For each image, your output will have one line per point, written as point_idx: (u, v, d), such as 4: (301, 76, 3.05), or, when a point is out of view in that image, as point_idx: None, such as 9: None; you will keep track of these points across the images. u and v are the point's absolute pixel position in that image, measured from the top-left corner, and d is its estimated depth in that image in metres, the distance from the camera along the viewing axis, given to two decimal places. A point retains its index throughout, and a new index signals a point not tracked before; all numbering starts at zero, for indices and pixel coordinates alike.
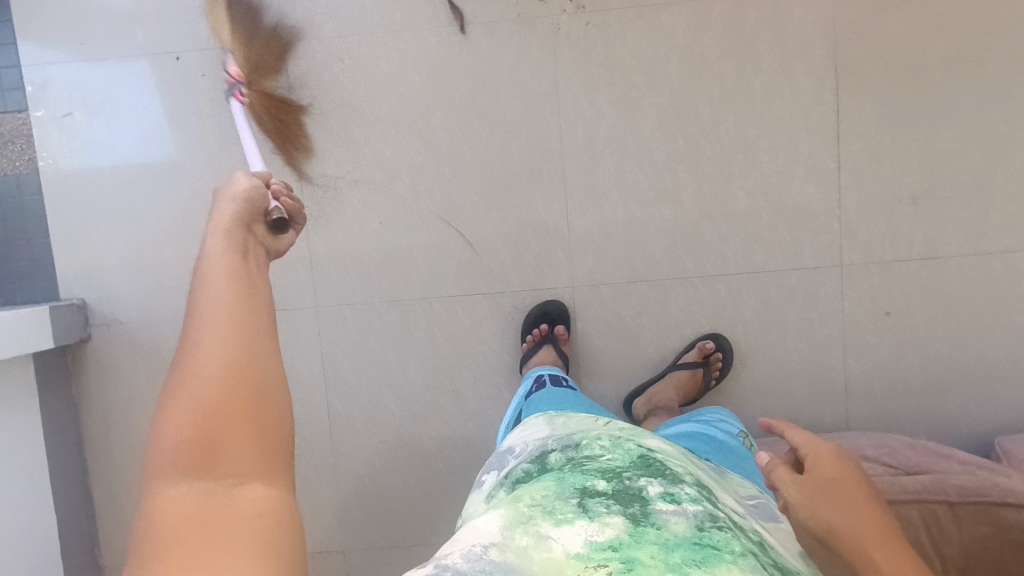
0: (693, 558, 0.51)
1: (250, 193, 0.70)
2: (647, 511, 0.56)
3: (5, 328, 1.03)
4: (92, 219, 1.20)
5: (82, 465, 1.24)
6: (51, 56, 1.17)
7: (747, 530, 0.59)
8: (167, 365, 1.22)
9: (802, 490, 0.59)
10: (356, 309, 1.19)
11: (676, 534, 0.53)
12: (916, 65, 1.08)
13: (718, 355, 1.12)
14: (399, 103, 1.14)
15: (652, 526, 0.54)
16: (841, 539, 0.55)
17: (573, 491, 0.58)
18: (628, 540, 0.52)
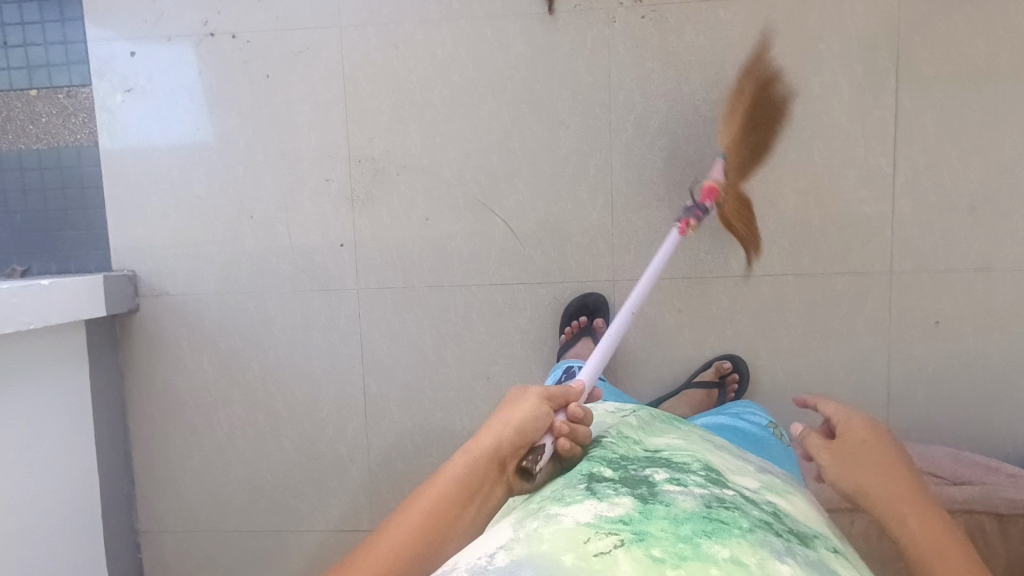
0: (705, 529, 0.47)
1: (531, 423, 0.64)
2: (655, 491, 0.52)
3: (62, 294, 1.06)
4: (146, 193, 1.23)
5: (125, 431, 1.28)
6: (114, 31, 1.19)
7: (764, 506, 0.54)
8: (210, 337, 1.25)
9: (835, 456, 0.65)
10: (398, 293, 1.21)
11: (684, 508, 0.49)
12: (982, 70, 1.06)
13: (735, 376, 1.12)
14: (451, 90, 1.15)
15: (660, 503, 0.50)
16: (872, 499, 0.60)
17: (583, 482, 0.56)
18: (638, 515, 0.48)
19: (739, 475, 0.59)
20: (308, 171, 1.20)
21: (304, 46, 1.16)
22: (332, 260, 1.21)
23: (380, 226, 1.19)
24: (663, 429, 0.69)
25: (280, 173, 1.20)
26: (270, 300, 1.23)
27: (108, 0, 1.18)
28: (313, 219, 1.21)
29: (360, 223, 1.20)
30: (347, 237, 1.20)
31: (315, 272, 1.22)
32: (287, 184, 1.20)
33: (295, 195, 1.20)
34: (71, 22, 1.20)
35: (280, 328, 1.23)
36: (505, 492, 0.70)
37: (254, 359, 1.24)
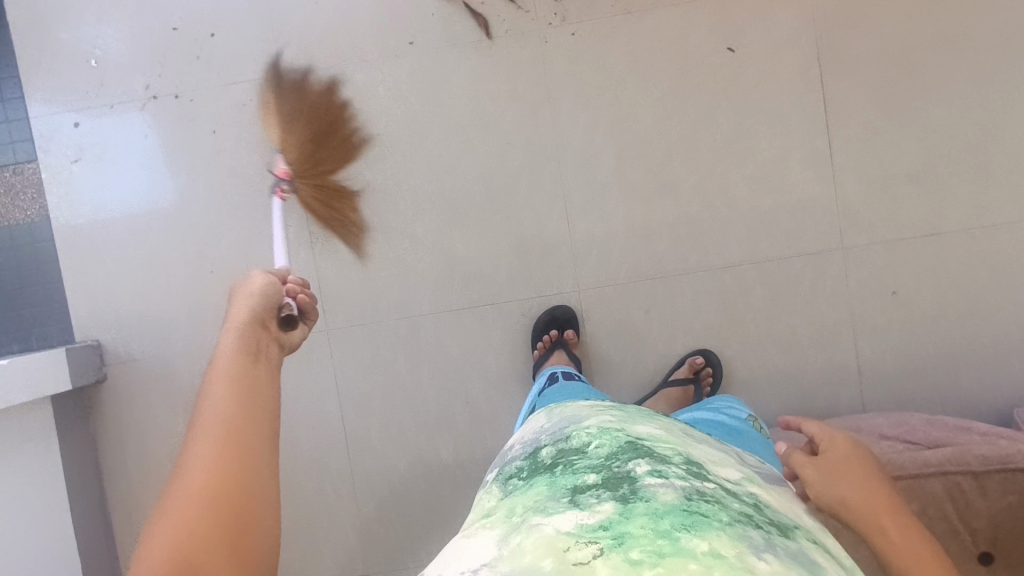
0: (685, 525, 0.45)
1: (265, 287, 0.77)
2: (636, 488, 0.50)
3: (19, 371, 1.04)
4: (103, 259, 1.22)
5: (104, 503, 1.24)
6: (58, 105, 1.20)
7: (744, 496, 0.54)
8: (182, 395, 1.23)
9: (817, 471, 0.61)
10: (367, 327, 1.20)
11: (666, 504, 0.48)
12: (900, 47, 1.09)
13: (708, 370, 1.13)
14: (398, 123, 1.17)
15: (641, 501, 0.48)
16: (855, 515, 0.57)
17: (562, 486, 0.53)
18: (618, 517, 0.46)
19: (718, 467, 0.59)
20: (265, 218, 1.20)
21: (247, 98, 1.18)
22: None
23: (342, 263, 1.20)
24: (641, 420, 0.68)
25: (237, 223, 1.21)
26: None
27: (48, 75, 1.20)
28: (274, 264, 1.20)
29: (322, 263, 1.20)
30: (310, 278, 1.20)
31: None
32: (246, 233, 1.21)
33: (253, 243, 1.20)
34: (12, 99, 1.21)
35: None
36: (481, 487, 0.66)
37: None
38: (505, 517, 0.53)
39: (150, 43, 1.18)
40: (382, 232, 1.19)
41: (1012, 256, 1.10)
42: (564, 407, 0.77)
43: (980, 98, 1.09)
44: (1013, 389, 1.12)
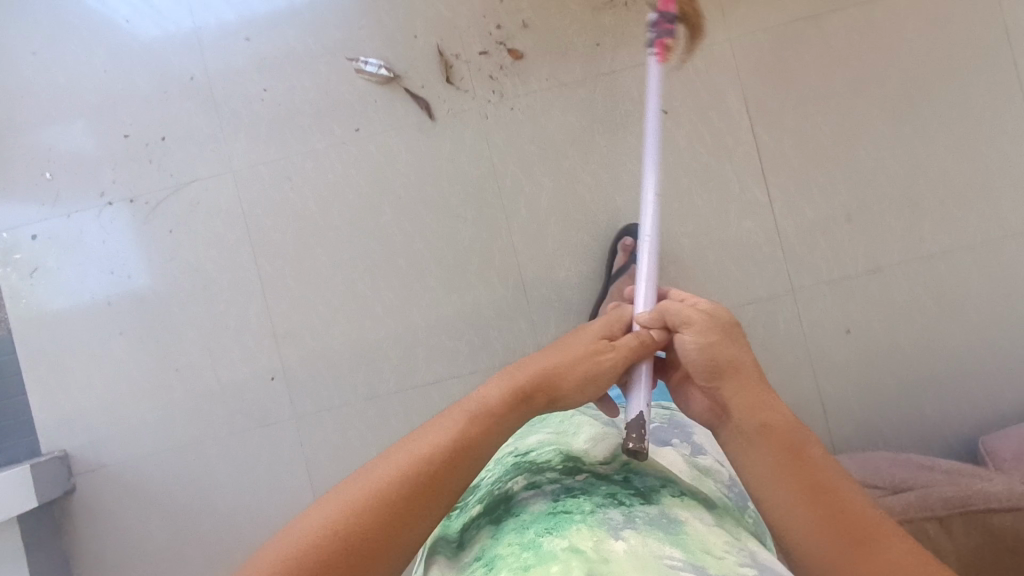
0: (549, 526, 0.55)
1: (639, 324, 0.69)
2: (514, 507, 0.60)
3: None
4: (66, 367, 1.21)
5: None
6: (12, 219, 1.21)
7: (616, 475, 0.64)
8: (153, 499, 1.21)
9: (722, 345, 0.65)
10: (334, 412, 1.20)
11: (534, 513, 0.57)
12: (821, 95, 1.15)
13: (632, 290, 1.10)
14: (348, 208, 1.19)
15: (514, 519, 0.58)
16: (764, 400, 0.63)
17: (461, 533, 0.63)
18: (492, 543, 0.56)
19: (590, 448, 0.69)
20: (224, 312, 1.20)
21: (199, 199, 1.20)
22: (263, 393, 1.20)
23: (304, 350, 1.20)
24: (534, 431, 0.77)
25: (196, 320, 1.20)
26: (208, 447, 1.21)
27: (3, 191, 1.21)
28: (235, 358, 1.20)
29: (284, 352, 1.20)
30: (274, 367, 1.20)
31: (248, 409, 1.20)
32: (205, 329, 1.20)
33: (214, 337, 1.20)
34: None
35: (223, 474, 1.20)
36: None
37: (202, 511, 1.21)
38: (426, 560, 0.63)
39: (103, 153, 1.20)
40: (341, 316, 1.20)
41: (957, 283, 1.12)
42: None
43: (901, 135, 1.13)
44: (976, 413, 1.13)
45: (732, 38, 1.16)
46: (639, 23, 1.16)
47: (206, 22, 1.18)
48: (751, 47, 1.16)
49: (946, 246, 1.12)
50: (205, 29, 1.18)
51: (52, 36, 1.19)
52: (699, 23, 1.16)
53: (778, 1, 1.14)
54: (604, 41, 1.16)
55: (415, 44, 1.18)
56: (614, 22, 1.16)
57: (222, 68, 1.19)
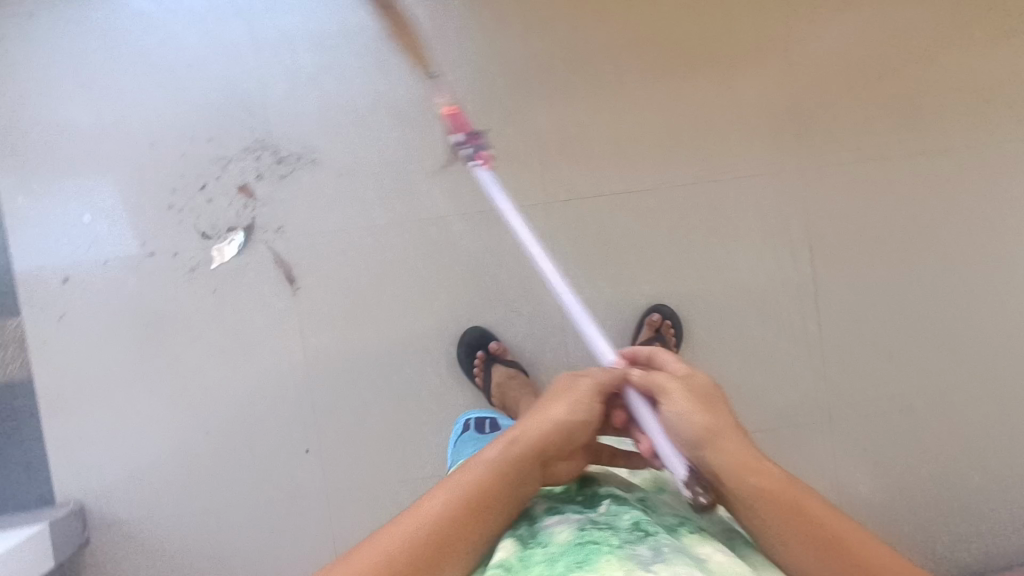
0: (577, 562, 0.52)
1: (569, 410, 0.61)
2: (531, 532, 0.59)
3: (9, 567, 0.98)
4: (92, 418, 1.17)
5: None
6: (48, 256, 1.15)
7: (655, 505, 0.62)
8: (172, 561, 1.18)
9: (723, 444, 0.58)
10: (367, 491, 1.19)
11: (562, 542, 0.55)
12: (880, 236, 1.19)
13: (667, 322, 1.15)
14: (403, 289, 1.18)
15: (537, 545, 0.56)
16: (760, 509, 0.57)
17: None
18: (518, 560, 0.55)
19: (611, 481, 0.66)
20: (264, 382, 1.18)
21: (248, 262, 1.16)
22: (295, 466, 1.18)
23: (342, 427, 1.18)
24: None
25: (235, 385, 1.17)
26: (233, 516, 1.18)
27: (37, 226, 1.15)
28: (272, 429, 1.18)
29: (322, 427, 1.18)
30: (310, 441, 1.18)
31: (278, 480, 1.18)
32: (242, 394, 1.17)
33: (252, 403, 1.18)
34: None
35: (248, 544, 1.18)
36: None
37: None
38: None
39: (148, 204, 1.16)
40: (385, 399, 1.18)
41: (976, 429, 1.20)
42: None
43: (948, 285, 1.20)
44: (979, 552, 1.21)
45: (803, 166, 1.18)
46: (716, 140, 1.17)
47: (274, 80, 1.15)
48: (823, 179, 1.18)
49: (971, 391, 1.20)
50: (272, 87, 1.15)
51: (105, 76, 1.15)
52: (774, 148, 1.17)
53: (850, 141, 1.18)
54: (680, 156, 1.17)
55: (492, 134, 1.17)
56: (689, 136, 1.17)
57: (285, 132, 1.16)
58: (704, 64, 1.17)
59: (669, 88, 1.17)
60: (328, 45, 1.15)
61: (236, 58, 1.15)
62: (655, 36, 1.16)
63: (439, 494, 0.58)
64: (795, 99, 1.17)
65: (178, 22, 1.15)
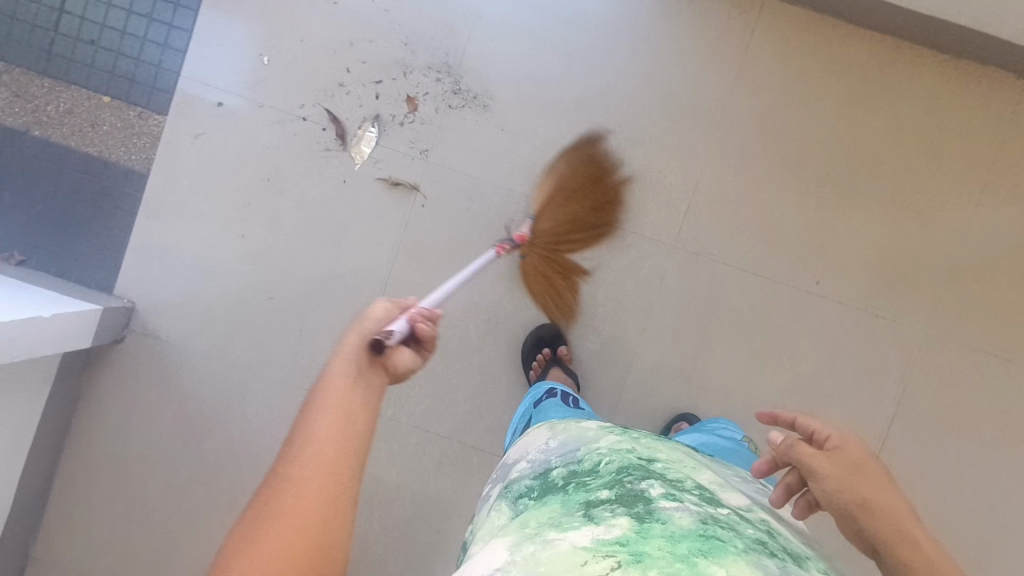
0: (702, 548, 0.54)
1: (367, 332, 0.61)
2: (651, 509, 0.59)
3: (55, 329, 1.00)
4: (178, 234, 1.19)
5: (52, 464, 1.19)
6: (212, 74, 1.18)
7: (760, 523, 0.63)
8: (183, 394, 1.21)
9: (836, 465, 0.63)
10: (383, 420, 1.20)
11: (682, 526, 0.56)
12: (966, 428, 1.16)
13: (694, 434, 1.12)
14: (505, 258, 1.19)
15: (657, 521, 0.57)
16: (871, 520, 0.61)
17: (579, 506, 0.62)
18: (633, 536, 0.55)
19: (718, 487, 0.69)
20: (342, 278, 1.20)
21: (382, 167, 1.19)
22: (332, 365, 1.20)
23: None
24: (638, 434, 0.82)
25: (316, 268, 1.20)
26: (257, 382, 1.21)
27: (217, 46, 1.18)
28: (328, 322, 1.20)
29: None
30: None
31: (311, 370, 1.20)
32: (318, 281, 1.20)
33: (322, 292, 1.20)
34: (175, 48, 1.19)
35: (257, 414, 1.21)
36: (491, 554, 0.57)
37: (220, 429, 1.21)
38: (525, 526, 0.62)
39: (323, 73, 1.18)
40: (441, 345, 1.20)
41: None
42: (523, 443, 0.86)
43: (1008, 506, 1.16)
44: None
45: (927, 327, 1.16)
46: (859, 263, 1.16)
47: (487, 18, 1.17)
48: (940, 347, 1.15)
49: None
50: (483, 23, 1.17)
51: None
52: (908, 296, 1.15)
53: (982, 328, 1.16)
54: (817, 263, 1.16)
55: (657, 158, 1.16)
56: (835, 247, 1.16)
57: (475, 67, 1.17)
58: (881, 189, 1.15)
59: (838, 195, 1.15)
60: (550, 9, 1.16)
61: None
62: (849, 141, 1.15)
63: (312, 438, 0.53)
64: (949, 261, 1.16)
65: None
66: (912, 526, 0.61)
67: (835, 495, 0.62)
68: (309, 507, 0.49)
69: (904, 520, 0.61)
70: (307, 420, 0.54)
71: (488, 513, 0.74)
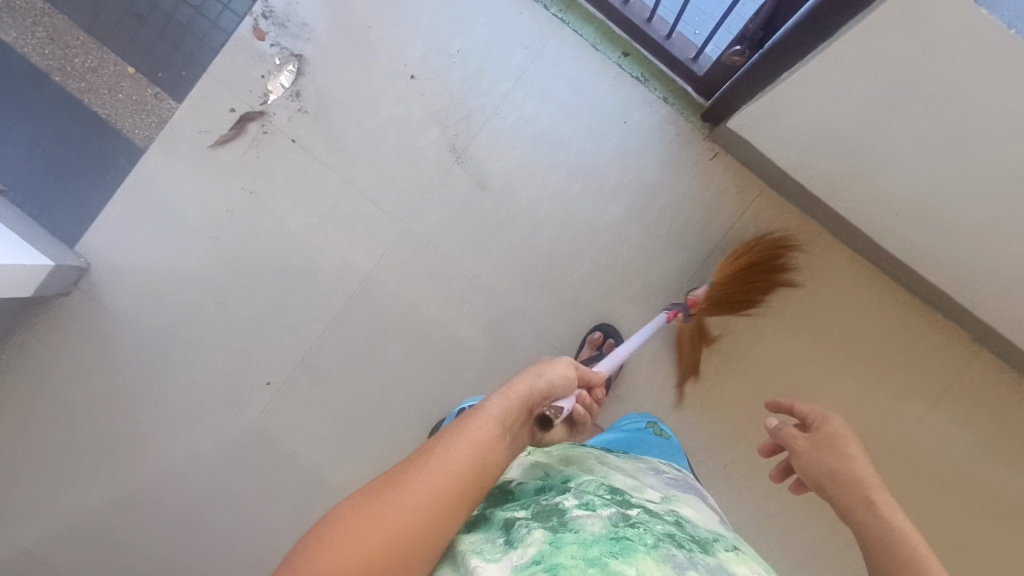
0: (613, 550, 0.53)
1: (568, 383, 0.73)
2: (564, 520, 0.58)
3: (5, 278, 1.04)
4: (156, 215, 1.23)
5: None
6: (233, 81, 1.21)
7: (670, 516, 0.65)
8: (108, 363, 1.23)
9: (808, 442, 0.69)
10: (283, 450, 1.24)
11: (594, 532, 0.56)
12: None
13: (609, 342, 1.17)
14: (446, 341, 1.22)
15: (569, 530, 0.56)
16: (837, 488, 0.64)
17: (500, 531, 0.59)
18: (548, 551, 0.53)
19: (631, 490, 0.69)
20: (290, 307, 1.23)
21: (362, 220, 1.23)
22: (254, 384, 1.24)
23: (311, 390, 1.23)
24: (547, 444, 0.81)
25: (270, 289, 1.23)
26: (180, 375, 1.24)
27: (253, 55, 1.21)
28: (263, 344, 1.23)
29: (298, 376, 1.24)
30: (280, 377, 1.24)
31: (234, 382, 1.24)
32: (268, 303, 1.23)
33: (268, 314, 1.23)
34: (210, 46, 1.22)
35: (171, 405, 1.24)
36: None
37: (130, 407, 1.24)
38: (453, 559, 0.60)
39: (337, 115, 1.22)
40: (362, 403, 1.23)
41: None
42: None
43: None
44: None
45: (814, 546, 1.18)
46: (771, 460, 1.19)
47: (504, 117, 1.20)
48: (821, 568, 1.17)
49: None
50: (499, 121, 1.21)
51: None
52: (806, 511, 1.18)
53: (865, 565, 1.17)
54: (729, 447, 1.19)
55: (616, 300, 1.20)
56: (753, 439, 1.19)
57: (479, 160, 1.21)
58: (811, 399, 1.19)
59: (771, 392, 1.19)
60: (566, 130, 1.20)
61: (494, 77, 1.20)
62: (797, 346, 1.19)
63: (431, 466, 0.58)
64: None
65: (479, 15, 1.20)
66: (879, 493, 0.63)
67: (812, 466, 0.67)
68: (396, 527, 0.54)
69: (877, 490, 0.63)
70: (444, 435, 0.62)
71: None
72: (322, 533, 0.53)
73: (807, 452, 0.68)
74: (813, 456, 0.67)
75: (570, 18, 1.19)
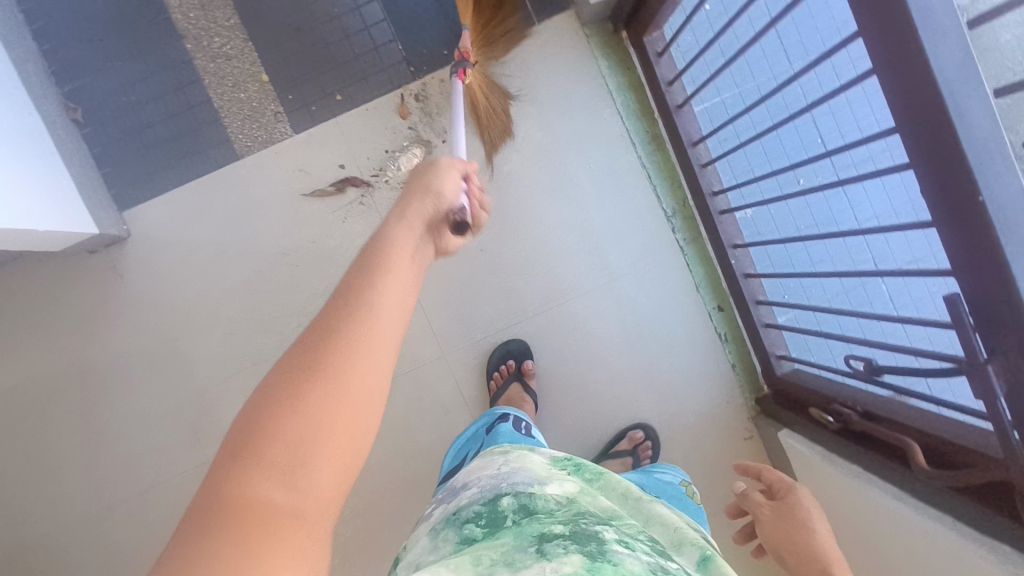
0: None
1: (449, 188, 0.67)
2: (603, 548, 0.50)
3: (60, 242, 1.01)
4: (215, 219, 1.17)
5: None
6: (356, 139, 1.17)
7: None
8: (96, 336, 1.17)
9: (771, 509, 0.71)
10: None
11: (632, 569, 0.47)
12: None
13: None
14: (427, 475, 1.18)
15: (609, 561, 0.47)
16: (789, 557, 0.66)
17: (530, 541, 0.51)
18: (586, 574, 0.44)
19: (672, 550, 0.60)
20: None
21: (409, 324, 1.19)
22: (225, 424, 1.18)
23: None
24: (587, 468, 0.74)
25: (288, 344, 1.18)
26: (160, 380, 1.18)
27: (385, 127, 1.17)
28: (254, 392, 1.18)
29: None
30: None
31: (207, 412, 1.18)
32: (279, 356, 1.18)
33: (274, 367, 1.18)
34: (349, 95, 1.17)
35: (134, 402, 1.18)
36: None
37: (96, 386, 1.17)
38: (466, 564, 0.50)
39: None
40: None
41: None
42: (474, 470, 0.73)
43: None
44: None
45: None
46: None
47: (584, 301, 1.19)
48: None
49: None
50: (577, 302, 1.19)
51: (541, 144, 1.19)
52: None
53: None
54: None
55: None
56: None
57: (542, 329, 1.19)
58: None
59: None
60: (632, 343, 1.19)
61: (594, 260, 1.19)
62: None
63: (380, 287, 0.51)
64: None
65: (607, 201, 1.19)
66: (829, 553, 0.63)
67: (770, 536, 0.69)
68: (363, 378, 0.46)
69: (832, 559, 0.62)
70: (374, 269, 0.52)
71: (424, 535, 0.64)
72: (269, 398, 0.44)
73: (767, 522, 0.70)
74: (769, 522, 0.70)
75: (688, 251, 1.20)
